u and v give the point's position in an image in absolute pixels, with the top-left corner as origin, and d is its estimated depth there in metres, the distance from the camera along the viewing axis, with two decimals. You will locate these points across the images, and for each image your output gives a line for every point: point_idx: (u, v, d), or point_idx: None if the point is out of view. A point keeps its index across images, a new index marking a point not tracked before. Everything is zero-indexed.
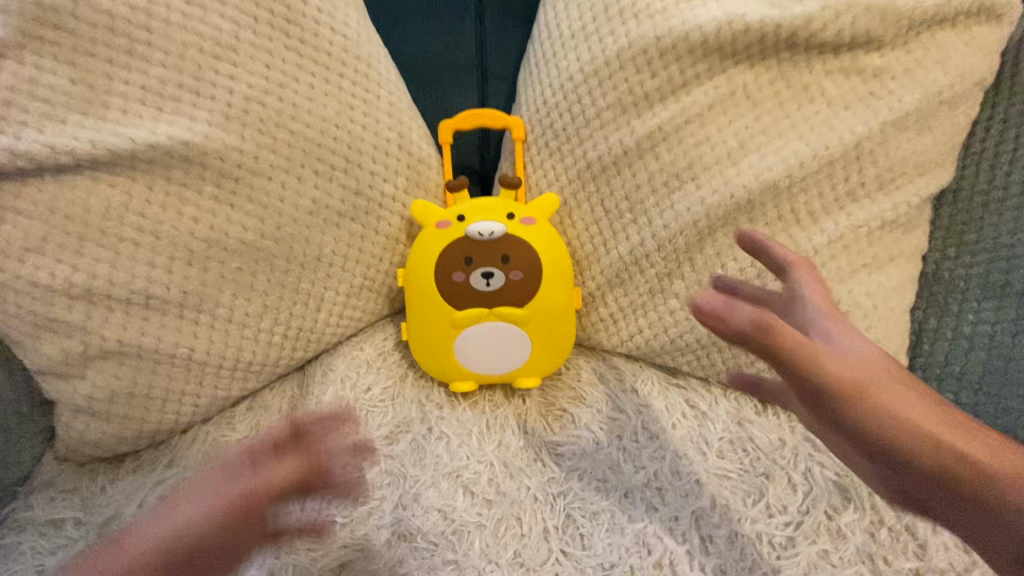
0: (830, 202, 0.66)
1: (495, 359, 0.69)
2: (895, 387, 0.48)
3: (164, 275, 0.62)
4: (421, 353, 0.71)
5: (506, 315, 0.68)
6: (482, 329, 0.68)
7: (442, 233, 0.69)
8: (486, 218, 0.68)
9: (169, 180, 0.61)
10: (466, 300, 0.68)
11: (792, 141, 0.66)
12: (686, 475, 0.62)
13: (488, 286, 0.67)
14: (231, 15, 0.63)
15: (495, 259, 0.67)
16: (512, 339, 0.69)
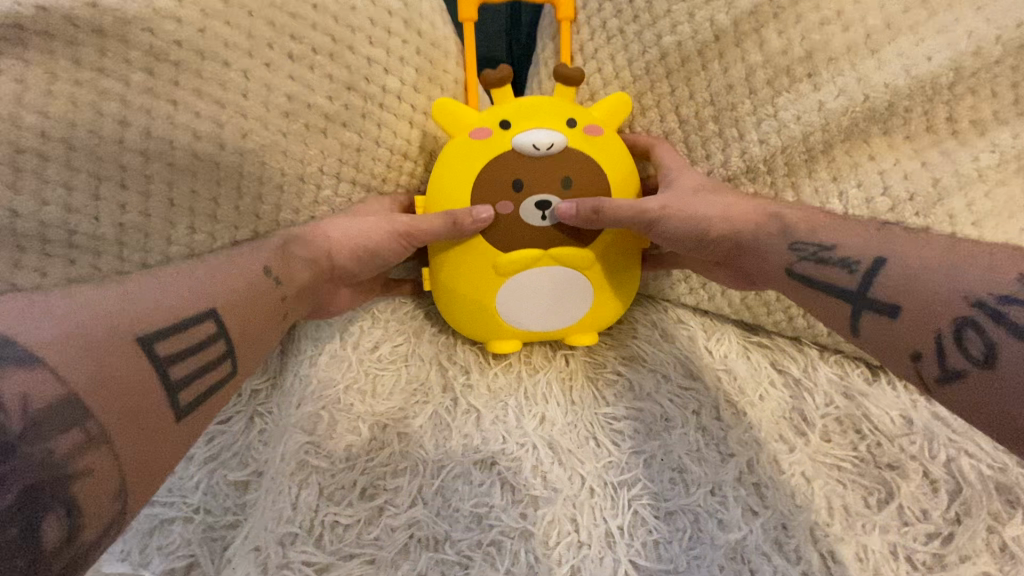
0: (1006, 106, 0.48)
1: (549, 315, 0.53)
2: (718, 194, 0.50)
3: (86, 202, 0.45)
4: (447, 307, 0.54)
5: (568, 259, 0.51)
6: (534, 275, 0.51)
7: (480, 145, 0.50)
8: (542, 127, 0.50)
9: (73, 61, 0.42)
10: (516, 238, 0.50)
11: (963, 20, 0.48)
12: (789, 467, 0.48)
13: (545, 219, 0.50)
14: None
15: (553, 183, 0.49)
16: (574, 288, 0.52)
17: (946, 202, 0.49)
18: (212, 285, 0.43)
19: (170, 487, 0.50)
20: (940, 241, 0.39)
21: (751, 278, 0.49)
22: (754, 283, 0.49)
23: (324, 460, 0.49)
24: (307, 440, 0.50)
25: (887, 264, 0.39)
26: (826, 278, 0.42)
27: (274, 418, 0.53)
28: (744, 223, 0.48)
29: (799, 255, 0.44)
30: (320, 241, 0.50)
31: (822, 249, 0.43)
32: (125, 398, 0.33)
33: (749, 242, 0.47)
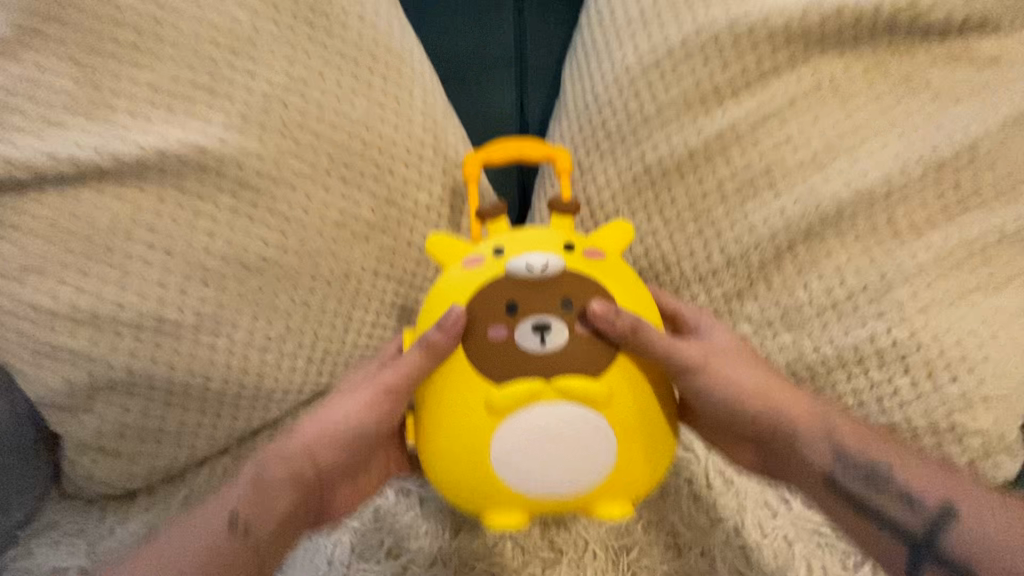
0: (937, 211, 0.57)
1: (554, 475, 0.44)
2: (745, 366, 0.51)
3: (176, 296, 0.55)
4: (437, 461, 0.46)
5: (573, 390, 0.43)
6: (536, 418, 0.43)
7: (472, 271, 0.47)
8: (539, 249, 0.48)
9: (178, 188, 0.54)
10: (508, 363, 0.44)
11: (892, 143, 0.57)
12: (772, 531, 0.54)
13: (543, 343, 0.44)
14: (250, 5, 0.56)
15: (552, 303, 0.45)
16: (590, 440, 0.43)
17: (894, 291, 0.57)
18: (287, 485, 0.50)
19: None
20: (988, 497, 0.48)
21: (779, 466, 0.53)
22: (773, 471, 0.53)
23: (356, 521, 0.56)
24: None
25: (953, 526, 0.47)
26: (893, 517, 0.48)
27: None
28: (795, 416, 0.51)
29: (841, 466, 0.50)
30: (295, 456, 0.51)
31: (873, 468, 0.49)
32: None
33: (792, 434, 0.51)
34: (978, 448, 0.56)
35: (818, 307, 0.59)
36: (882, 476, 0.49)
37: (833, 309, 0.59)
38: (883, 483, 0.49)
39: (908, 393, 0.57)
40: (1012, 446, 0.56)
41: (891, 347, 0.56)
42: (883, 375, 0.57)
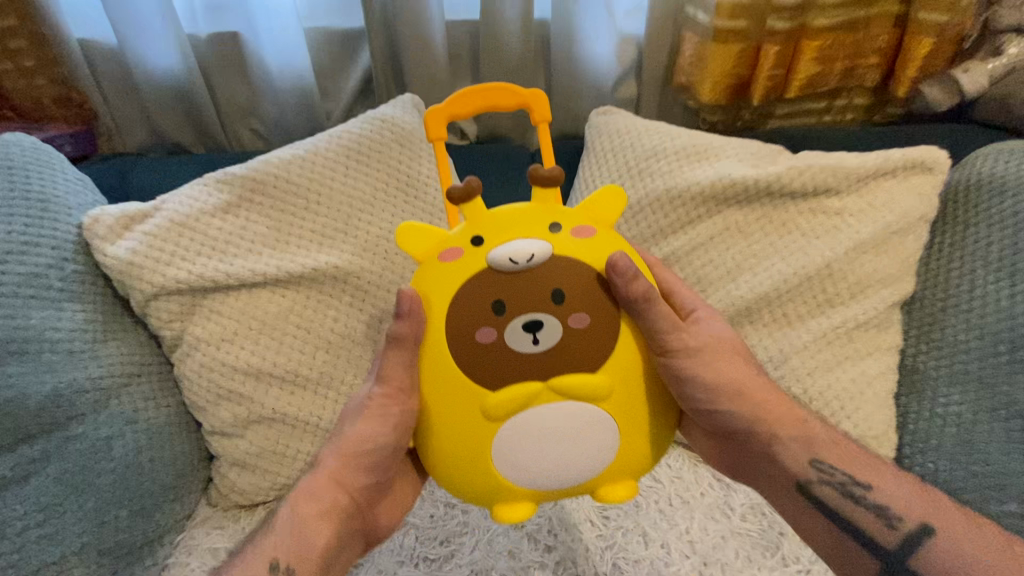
0: (813, 307, 0.85)
1: (568, 475, 0.59)
2: (728, 360, 0.66)
3: (310, 359, 0.84)
4: (458, 446, 0.59)
5: (570, 389, 0.58)
6: (539, 413, 0.58)
7: (461, 262, 0.59)
8: (521, 235, 0.58)
9: (320, 291, 0.86)
10: (508, 375, 0.57)
11: (777, 263, 0.86)
12: (713, 531, 0.77)
13: (535, 338, 0.57)
14: (371, 183, 0.91)
15: (536, 299, 0.57)
16: (578, 427, 0.58)
17: (789, 361, 0.83)
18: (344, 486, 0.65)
19: None
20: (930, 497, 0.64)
21: (764, 469, 0.68)
22: (753, 474, 0.69)
23: (418, 519, 0.79)
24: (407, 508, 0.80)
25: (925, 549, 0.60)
26: (867, 530, 0.63)
27: None
28: (775, 427, 0.66)
29: (816, 474, 0.65)
30: (345, 467, 0.65)
31: (846, 481, 0.64)
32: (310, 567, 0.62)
33: (771, 435, 0.66)
34: None
35: None
36: (853, 492, 0.63)
37: None
38: (856, 498, 0.63)
39: None
40: None
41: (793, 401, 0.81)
42: None
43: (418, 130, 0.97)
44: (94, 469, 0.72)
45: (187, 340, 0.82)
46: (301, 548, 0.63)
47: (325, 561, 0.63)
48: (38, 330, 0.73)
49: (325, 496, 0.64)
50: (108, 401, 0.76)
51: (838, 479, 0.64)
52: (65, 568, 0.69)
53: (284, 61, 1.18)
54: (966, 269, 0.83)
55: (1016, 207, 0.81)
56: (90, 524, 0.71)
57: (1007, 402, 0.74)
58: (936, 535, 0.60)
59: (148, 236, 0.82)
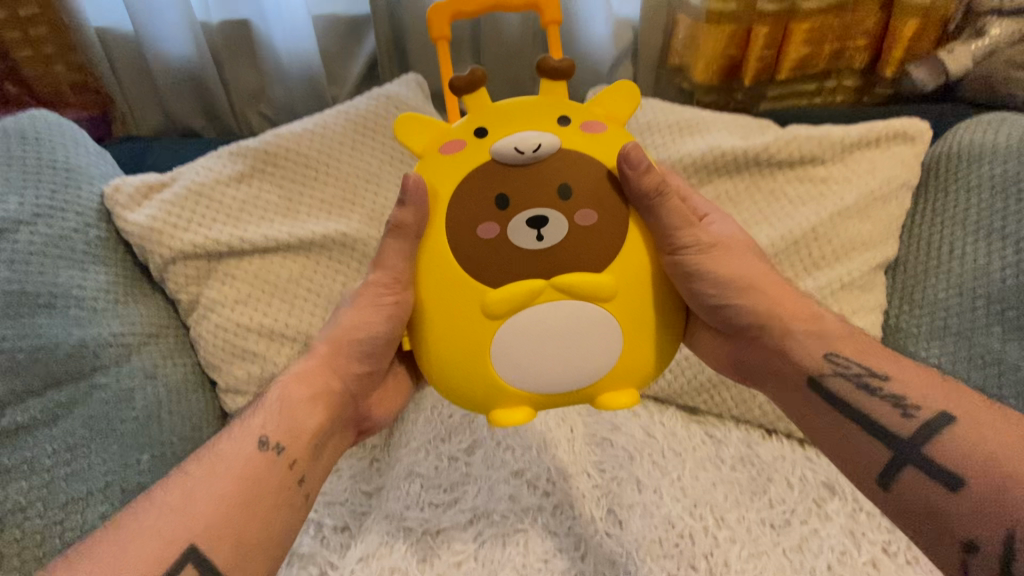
0: (800, 270, 0.88)
1: (569, 375, 0.61)
2: (741, 256, 0.64)
3: (319, 321, 0.88)
4: (459, 345, 0.61)
5: (572, 287, 0.59)
6: (540, 310, 0.59)
7: (465, 156, 0.60)
8: (528, 129, 0.60)
9: (329, 258, 0.91)
10: (510, 272, 0.59)
11: (765, 228, 0.90)
12: (704, 479, 0.81)
13: (538, 234, 0.58)
14: (378, 155, 0.95)
15: (540, 196, 0.58)
16: (579, 325, 0.60)
17: None
18: (341, 371, 0.66)
19: (331, 486, 0.82)
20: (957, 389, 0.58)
21: (774, 368, 0.64)
22: (763, 377, 0.66)
23: (424, 469, 0.83)
24: (412, 460, 0.84)
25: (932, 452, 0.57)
26: (881, 420, 0.58)
27: (385, 459, 0.85)
28: (790, 323, 0.62)
29: (832, 368, 0.61)
30: (343, 352, 0.66)
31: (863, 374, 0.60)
32: (307, 442, 0.62)
33: (786, 331, 0.62)
34: None
35: None
36: (869, 384, 0.59)
37: None
38: (871, 391, 0.59)
39: None
40: None
41: None
42: None
43: (420, 106, 1.01)
44: (117, 417, 0.77)
45: (202, 303, 0.86)
46: (292, 425, 0.62)
47: (314, 442, 0.63)
48: (65, 287, 0.78)
49: (319, 381, 0.65)
50: (130, 355, 0.80)
51: (855, 372, 0.60)
52: (88, 505, 0.72)
53: (292, 46, 1.23)
54: (946, 231, 0.87)
55: (994, 172, 0.85)
56: (115, 466, 0.75)
57: (982, 353, 0.79)
58: (959, 422, 0.55)
59: (166, 204, 0.86)
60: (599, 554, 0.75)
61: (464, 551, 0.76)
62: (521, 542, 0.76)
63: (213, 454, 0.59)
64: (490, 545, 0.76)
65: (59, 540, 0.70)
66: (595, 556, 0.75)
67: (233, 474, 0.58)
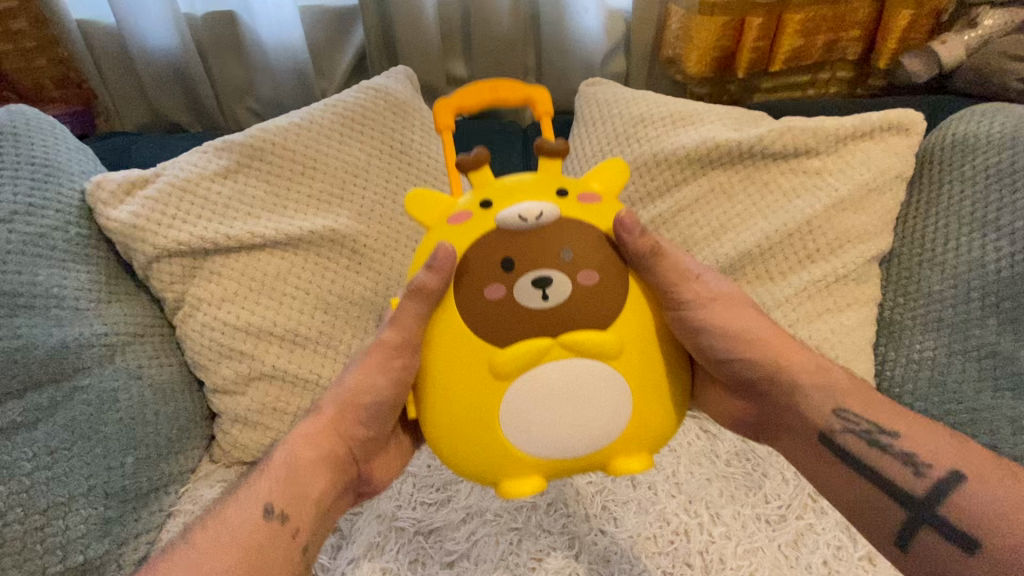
0: (794, 263, 0.88)
1: (581, 437, 0.59)
2: (742, 311, 0.66)
3: (308, 319, 0.87)
4: (467, 411, 0.59)
5: (580, 345, 0.57)
6: (549, 372, 0.58)
7: (468, 225, 0.59)
8: (530, 197, 0.58)
9: (317, 254, 0.89)
10: (516, 334, 0.57)
11: (759, 222, 0.89)
12: (699, 474, 0.81)
13: (543, 296, 0.57)
14: (366, 149, 0.94)
15: (544, 258, 0.57)
16: (588, 386, 0.58)
17: (770, 313, 0.86)
18: (347, 436, 0.66)
19: None
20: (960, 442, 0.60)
21: (783, 422, 0.67)
22: (773, 430, 0.68)
23: (416, 468, 0.82)
24: None
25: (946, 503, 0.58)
26: (891, 478, 0.60)
27: None
28: (797, 375, 0.65)
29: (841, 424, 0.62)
30: (350, 416, 0.65)
31: (872, 430, 0.61)
32: (308, 512, 0.64)
33: (793, 387, 0.65)
34: None
35: None
36: (880, 441, 0.61)
37: None
38: (881, 447, 0.61)
39: None
40: None
41: None
42: None
43: (410, 99, 1.00)
44: (101, 419, 0.76)
45: (188, 302, 0.84)
46: (296, 492, 0.63)
47: (317, 509, 0.64)
48: (45, 287, 0.76)
49: (325, 445, 0.65)
50: (114, 356, 0.79)
51: (863, 428, 0.61)
52: (71, 509, 0.71)
53: (278, 39, 1.20)
54: (939, 223, 0.86)
55: (989, 163, 0.84)
56: (99, 469, 0.74)
57: (977, 344, 0.78)
58: (971, 481, 0.57)
59: (149, 200, 0.84)
60: (594, 551, 0.74)
61: (457, 551, 0.75)
62: (514, 540, 0.75)
63: (222, 520, 0.62)
64: (483, 544, 0.75)
65: (41, 546, 0.69)
66: (590, 553, 0.74)
67: (239, 542, 0.60)
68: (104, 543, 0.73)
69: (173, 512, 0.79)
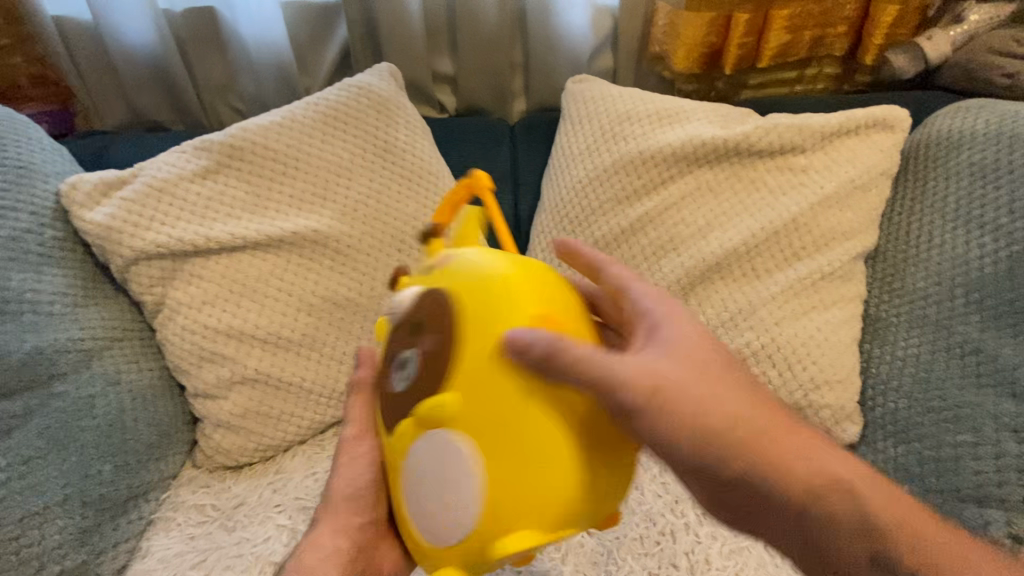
0: (780, 261, 0.87)
1: (460, 519, 0.48)
2: (712, 393, 0.47)
3: (291, 322, 0.85)
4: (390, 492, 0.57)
5: (426, 419, 0.49)
6: (419, 451, 0.51)
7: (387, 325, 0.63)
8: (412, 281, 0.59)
9: (300, 255, 0.87)
10: (394, 414, 0.54)
11: (746, 219, 0.88)
12: None
13: (405, 372, 0.53)
14: (349, 148, 0.93)
15: (405, 335, 0.54)
16: (448, 460, 0.48)
17: (757, 312, 0.86)
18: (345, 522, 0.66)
19: (308, 491, 0.80)
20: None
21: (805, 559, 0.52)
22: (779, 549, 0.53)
23: None
24: None
25: None
26: None
27: None
28: (799, 484, 0.48)
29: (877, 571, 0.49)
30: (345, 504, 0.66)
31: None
32: None
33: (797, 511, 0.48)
34: (829, 418, 0.83)
35: (713, 326, 0.87)
36: None
37: (722, 326, 0.87)
38: None
39: (777, 381, 0.84)
40: (851, 414, 0.83)
41: (762, 350, 0.84)
42: (759, 369, 0.85)
43: (394, 96, 0.98)
44: (77, 426, 0.74)
45: (168, 305, 0.83)
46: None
47: None
48: (18, 291, 0.74)
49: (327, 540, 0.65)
50: (90, 361, 0.78)
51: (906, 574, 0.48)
52: (46, 519, 0.68)
53: (260, 36, 1.18)
54: (923, 221, 0.86)
55: (973, 160, 0.84)
56: (74, 477, 0.72)
57: (961, 341, 0.78)
58: None
59: (126, 201, 0.82)
60: (580, 552, 0.74)
61: None
62: None
63: None
64: None
65: (14, 557, 0.66)
66: (576, 555, 0.74)
67: None
68: (81, 553, 0.70)
69: (154, 519, 0.78)
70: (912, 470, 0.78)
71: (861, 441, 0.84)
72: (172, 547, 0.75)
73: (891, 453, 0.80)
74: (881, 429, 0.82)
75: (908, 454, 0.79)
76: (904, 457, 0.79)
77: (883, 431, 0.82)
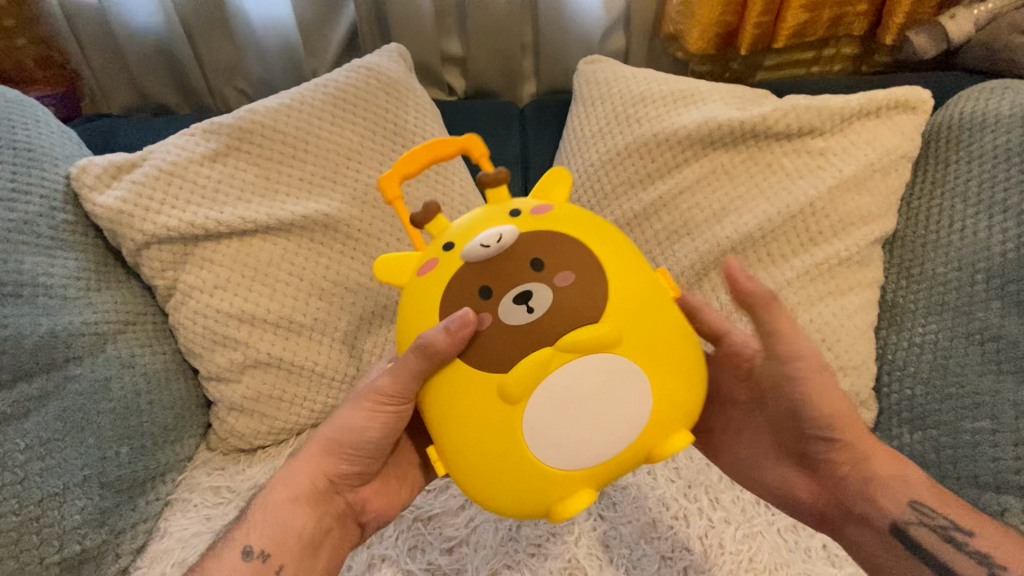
0: (796, 246, 0.86)
1: (608, 437, 0.53)
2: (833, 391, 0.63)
3: (303, 306, 0.85)
4: (465, 469, 0.56)
5: (580, 346, 0.52)
6: (565, 393, 0.52)
7: (429, 275, 0.57)
8: (483, 224, 0.57)
9: (312, 240, 0.87)
10: (517, 354, 0.53)
11: (762, 203, 0.87)
12: (699, 459, 0.82)
13: (530, 311, 0.53)
14: (358, 131, 0.92)
15: (516, 276, 0.54)
16: (606, 403, 0.53)
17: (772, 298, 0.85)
18: (332, 462, 0.69)
19: None
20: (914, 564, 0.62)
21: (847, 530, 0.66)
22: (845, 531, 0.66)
23: None
24: None
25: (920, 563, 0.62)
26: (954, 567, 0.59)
27: None
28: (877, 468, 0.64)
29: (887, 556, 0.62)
30: (339, 449, 0.69)
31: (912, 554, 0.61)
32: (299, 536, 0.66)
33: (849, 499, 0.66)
34: None
35: (726, 311, 0.86)
36: (954, 536, 0.60)
37: (735, 312, 0.86)
38: (956, 543, 0.60)
39: None
40: (866, 401, 0.83)
41: None
42: None
43: (404, 79, 0.97)
44: (94, 408, 0.75)
45: (179, 289, 0.83)
46: (279, 532, 0.65)
47: (307, 541, 0.66)
48: (31, 274, 0.74)
49: (310, 476, 0.68)
50: (104, 344, 0.78)
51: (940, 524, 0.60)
52: (66, 499, 0.70)
53: (268, 21, 1.19)
54: (945, 204, 0.85)
55: (997, 142, 0.82)
56: (93, 459, 0.73)
57: (980, 328, 0.77)
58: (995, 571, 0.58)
59: (136, 184, 0.81)
60: (592, 535, 0.75)
61: (456, 537, 0.75)
62: (513, 527, 0.76)
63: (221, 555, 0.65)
64: (482, 530, 0.75)
65: (36, 536, 0.68)
66: (589, 538, 0.74)
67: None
68: (100, 532, 0.72)
69: (171, 500, 0.79)
70: (929, 457, 0.77)
71: (875, 428, 0.84)
72: (192, 527, 0.76)
73: (907, 439, 0.80)
74: (897, 416, 0.81)
75: (924, 441, 0.78)
76: (921, 444, 0.78)
77: (898, 418, 0.81)
